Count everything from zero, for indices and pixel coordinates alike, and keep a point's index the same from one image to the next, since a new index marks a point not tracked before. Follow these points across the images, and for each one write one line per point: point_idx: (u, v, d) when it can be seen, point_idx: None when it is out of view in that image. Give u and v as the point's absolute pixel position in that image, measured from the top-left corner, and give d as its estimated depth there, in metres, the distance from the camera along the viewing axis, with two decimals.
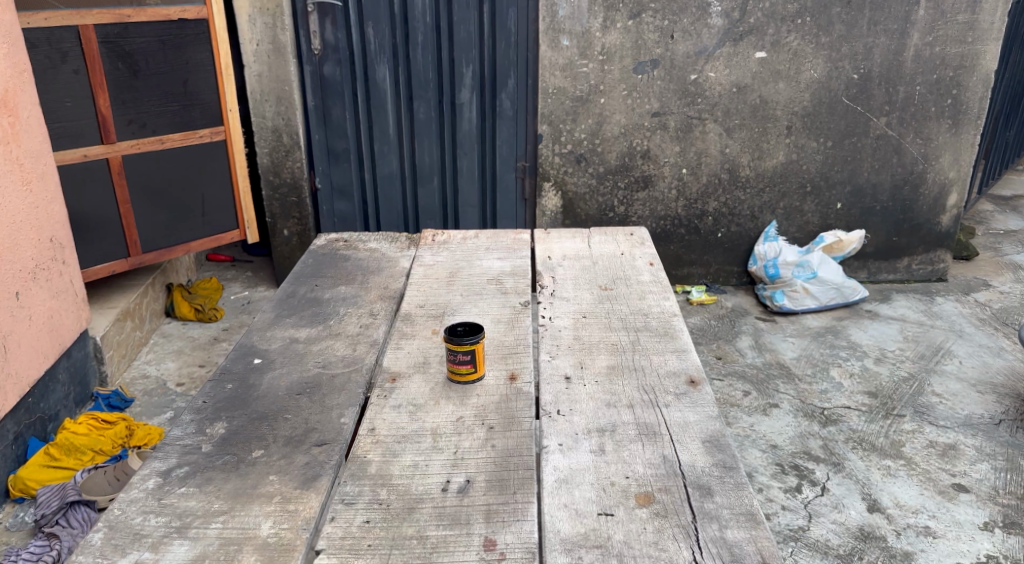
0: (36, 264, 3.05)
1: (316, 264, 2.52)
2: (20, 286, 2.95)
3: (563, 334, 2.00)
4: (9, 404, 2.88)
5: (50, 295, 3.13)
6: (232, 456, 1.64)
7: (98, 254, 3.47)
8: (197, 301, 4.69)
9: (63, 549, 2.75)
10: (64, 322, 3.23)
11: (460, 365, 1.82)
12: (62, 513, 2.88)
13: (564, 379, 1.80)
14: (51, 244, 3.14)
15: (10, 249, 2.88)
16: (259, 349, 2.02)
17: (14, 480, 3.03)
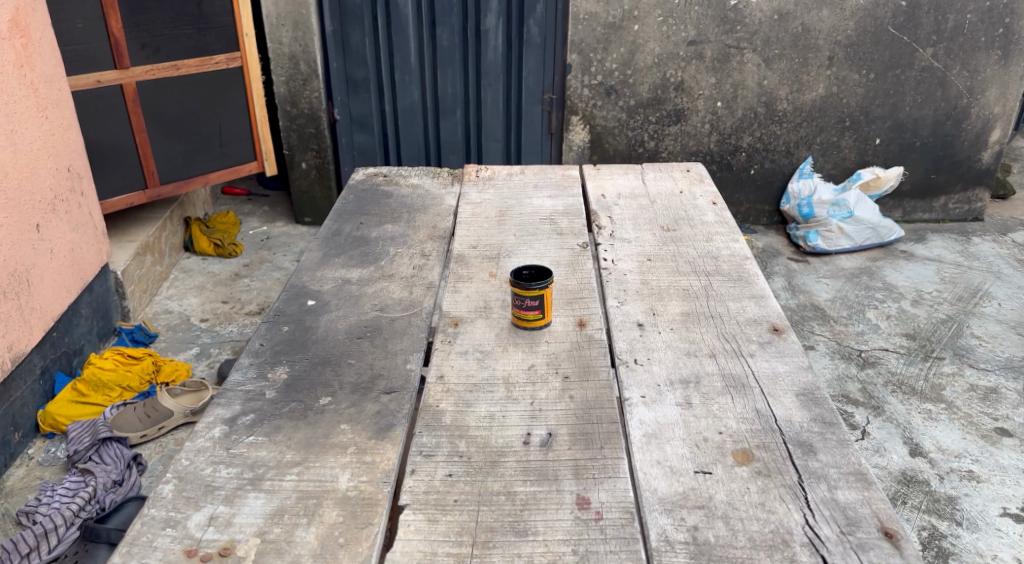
0: (55, 195, 2.96)
1: (358, 201, 2.40)
2: (40, 218, 2.87)
3: (629, 278, 1.93)
4: (35, 339, 2.85)
5: (70, 228, 3.04)
6: (299, 404, 1.59)
7: (115, 185, 3.35)
8: (216, 236, 4.59)
9: (97, 487, 2.69)
10: (85, 254, 3.15)
11: (528, 310, 1.74)
12: (95, 449, 2.83)
13: (638, 326, 1.74)
14: (70, 173, 3.04)
15: (28, 178, 2.79)
16: (312, 290, 1.95)
17: (43, 415, 2.99)
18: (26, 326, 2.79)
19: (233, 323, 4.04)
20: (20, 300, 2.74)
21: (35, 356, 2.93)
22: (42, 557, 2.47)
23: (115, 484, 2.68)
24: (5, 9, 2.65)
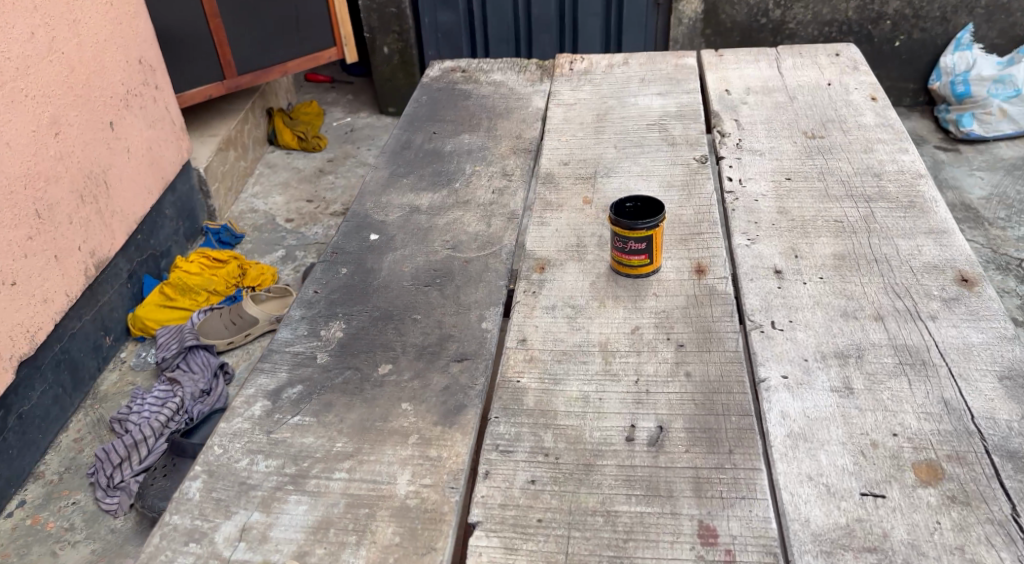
0: (128, 90, 2.76)
1: (431, 103, 2.07)
2: (114, 115, 2.68)
3: (761, 208, 1.56)
4: (116, 245, 2.71)
5: (144, 126, 2.84)
6: (354, 373, 1.31)
7: (193, 78, 3.11)
8: (300, 129, 4.30)
9: (184, 397, 2.50)
10: (161, 154, 2.96)
11: (633, 254, 1.41)
12: (182, 356, 2.64)
13: (775, 275, 1.40)
14: (142, 66, 2.83)
15: (95, 73, 2.59)
16: (376, 221, 1.64)
17: (133, 319, 2.80)
18: (108, 230, 2.67)
19: (318, 225, 3.78)
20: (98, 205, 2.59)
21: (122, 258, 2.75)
22: (131, 469, 2.31)
23: (202, 394, 2.48)
24: None
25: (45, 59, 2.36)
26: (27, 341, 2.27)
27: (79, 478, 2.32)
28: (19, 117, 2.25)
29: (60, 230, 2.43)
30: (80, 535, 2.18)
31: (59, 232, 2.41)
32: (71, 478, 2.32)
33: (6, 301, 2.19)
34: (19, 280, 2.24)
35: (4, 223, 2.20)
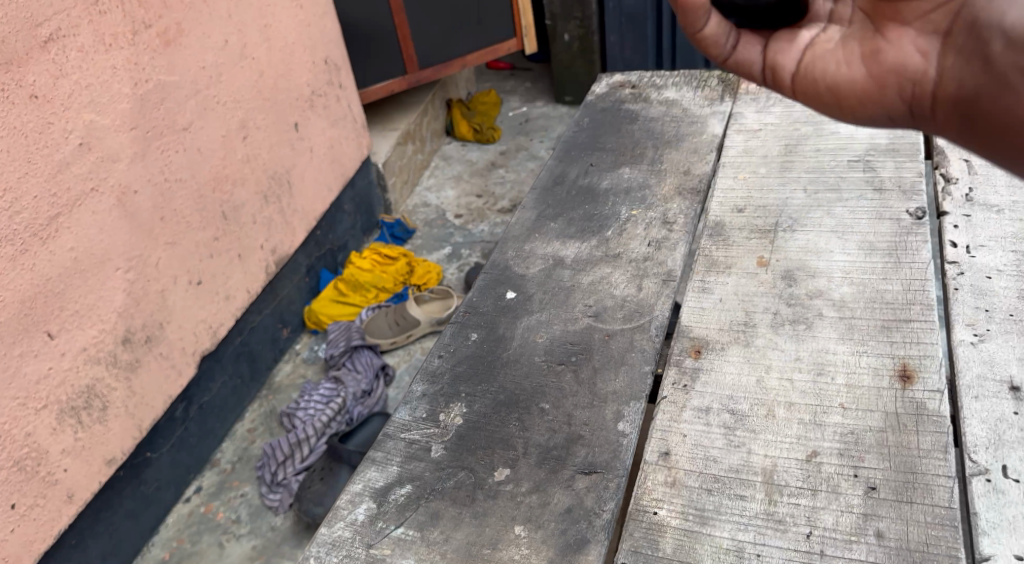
0: (313, 90, 2.79)
1: (592, 127, 1.83)
2: (298, 115, 2.70)
3: (997, 289, 1.20)
4: (297, 241, 2.77)
5: (329, 124, 2.89)
6: (468, 476, 1.11)
7: (380, 70, 3.43)
8: (476, 121, 4.11)
9: (348, 395, 2.47)
10: (344, 148, 3.10)
11: None
12: (349, 356, 2.65)
13: (1010, 394, 1.07)
14: (328, 65, 2.84)
15: (289, 68, 2.61)
16: (513, 276, 1.44)
17: (308, 314, 2.88)
18: (290, 226, 2.69)
19: (486, 222, 3.59)
20: (282, 202, 2.62)
21: (304, 256, 2.86)
22: (292, 469, 2.28)
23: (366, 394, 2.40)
24: None
25: (243, 65, 2.38)
26: (209, 337, 2.29)
27: (250, 470, 2.33)
28: (211, 122, 2.24)
29: (246, 228, 2.46)
30: (244, 530, 2.19)
31: (247, 230, 2.46)
32: (242, 470, 2.34)
33: (190, 299, 2.20)
34: (204, 280, 2.25)
35: (193, 224, 2.20)
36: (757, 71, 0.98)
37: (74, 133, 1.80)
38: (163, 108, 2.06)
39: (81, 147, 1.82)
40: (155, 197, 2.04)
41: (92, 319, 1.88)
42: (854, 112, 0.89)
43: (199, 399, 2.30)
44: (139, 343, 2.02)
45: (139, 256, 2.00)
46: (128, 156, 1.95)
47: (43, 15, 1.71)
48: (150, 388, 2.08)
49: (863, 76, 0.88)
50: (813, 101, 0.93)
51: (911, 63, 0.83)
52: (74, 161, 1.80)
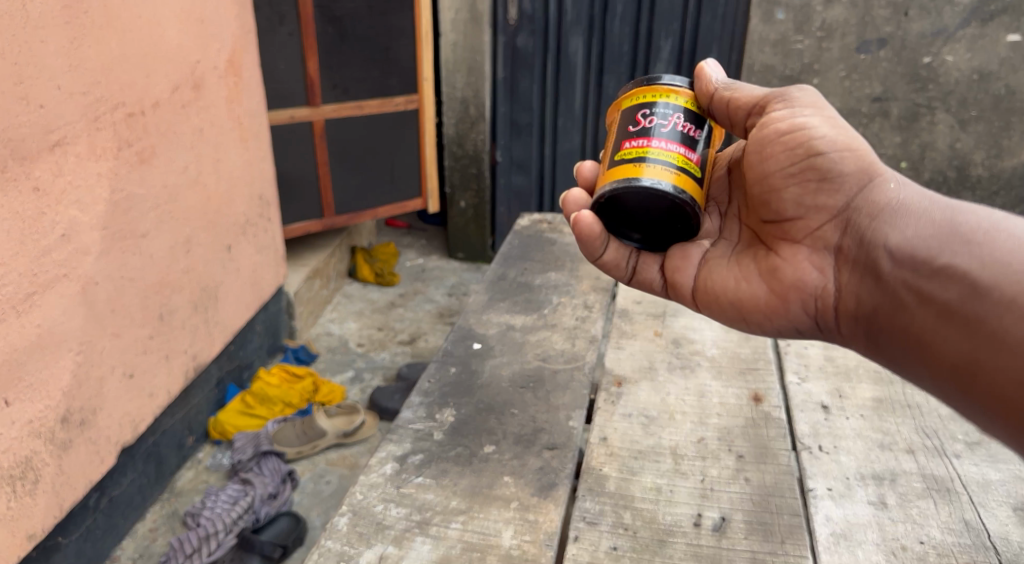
0: (247, 220, 3.37)
1: (521, 247, 2.42)
2: (232, 240, 3.24)
3: (810, 353, 1.80)
4: (216, 350, 3.16)
5: (255, 251, 3.45)
6: (465, 448, 1.54)
7: (300, 212, 3.95)
8: (379, 265, 4.64)
9: (255, 497, 2.85)
10: (266, 275, 3.57)
11: (681, 151, 1.41)
12: (256, 462, 3.04)
13: (822, 409, 1.61)
14: (260, 201, 3.47)
15: (227, 203, 3.18)
16: (477, 333, 1.94)
17: (213, 424, 3.22)
18: (210, 337, 3.12)
19: (386, 351, 4.02)
20: (207, 314, 3.06)
21: (213, 366, 3.21)
22: (202, 559, 2.60)
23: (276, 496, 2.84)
24: (226, 50, 3.10)
25: (190, 188, 2.91)
26: (131, 430, 2.64)
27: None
28: (163, 234, 2.75)
29: (176, 332, 2.87)
30: None
31: (173, 336, 2.85)
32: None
33: (121, 391, 2.58)
34: (135, 374, 2.64)
35: (134, 320, 2.62)
36: (664, 282, 1.63)
37: (60, 226, 2.27)
38: (128, 217, 2.56)
39: (63, 238, 2.28)
40: (111, 290, 2.49)
41: (43, 394, 2.23)
42: (756, 312, 1.52)
43: (109, 486, 2.64)
44: (74, 425, 2.36)
45: (90, 342, 2.40)
46: (100, 248, 2.43)
47: (56, 124, 2.22)
48: (75, 470, 2.39)
49: (765, 289, 1.50)
50: (720, 305, 1.56)
51: (808, 277, 1.45)
52: (54, 249, 2.25)
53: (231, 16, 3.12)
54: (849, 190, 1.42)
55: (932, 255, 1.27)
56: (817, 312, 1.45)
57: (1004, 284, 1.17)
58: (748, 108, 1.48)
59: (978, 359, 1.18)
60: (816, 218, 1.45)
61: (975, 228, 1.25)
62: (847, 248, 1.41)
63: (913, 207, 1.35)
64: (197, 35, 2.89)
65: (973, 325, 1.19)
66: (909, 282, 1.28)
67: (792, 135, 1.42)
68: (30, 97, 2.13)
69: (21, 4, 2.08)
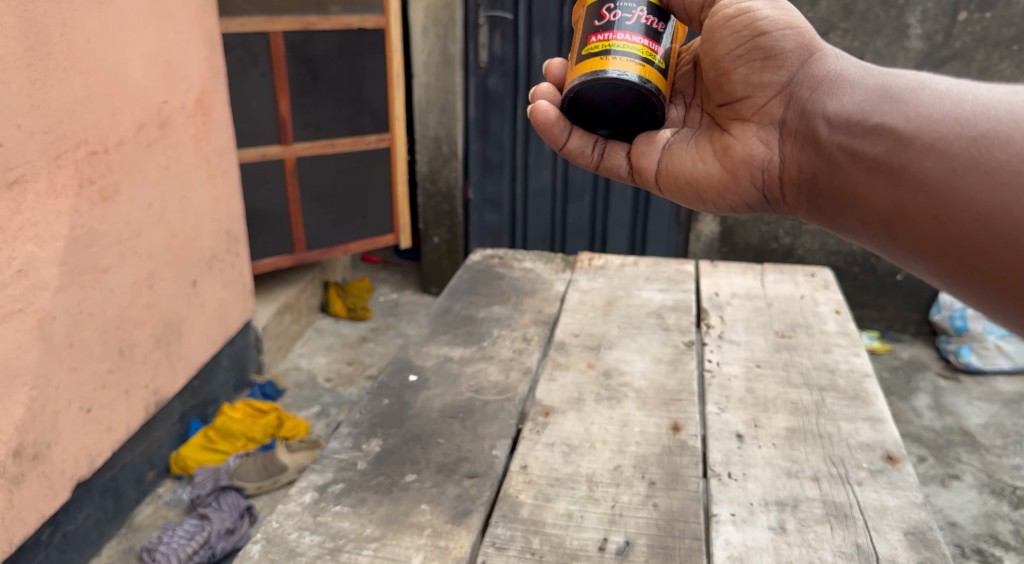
0: (213, 255, 3.42)
1: (471, 280, 2.48)
2: (198, 274, 3.29)
3: (733, 384, 1.87)
4: (178, 385, 3.19)
5: (221, 286, 3.50)
6: (386, 478, 1.59)
7: (269, 248, 4.00)
8: (351, 300, 4.69)
9: (211, 533, 2.86)
10: (232, 310, 3.61)
11: (645, 43, 1.50)
12: (215, 496, 3.04)
13: (736, 437, 1.68)
14: (228, 236, 3.53)
15: (193, 239, 3.24)
16: (415, 365, 1.99)
17: (174, 458, 3.24)
18: (173, 371, 3.15)
19: (354, 386, 4.05)
20: (170, 347, 3.09)
21: (176, 400, 3.23)
22: None
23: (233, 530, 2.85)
24: (194, 90, 3.18)
25: (155, 225, 2.97)
26: (87, 464, 2.66)
27: None
28: (125, 270, 2.80)
29: (137, 366, 2.90)
30: None
31: (134, 368, 2.88)
32: None
33: (77, 425, 2.60)
34: (92, 408, 2.67)
35: (93, 354, 2.66)
36: (628, 171, 1.72)
37: (17, 260, 2.32)
38: (89, 251, 2.61)
39: (19, 272, 2.33)
40: (68, 324, 2.53)
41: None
42: (710, 187, 1.63)
43: (64, 520, 2.64)
44: (27, 458, 2.38)
45: (45, 376, 2.44)
46: (58, 283, 2.47)
47: (16, 161, 2.28)
48: (27, 504, 2.40)
49: (717, 166, 1.62)
50: (677, 186, 1.66)
51: (755, 153, 1.57)
52: (10, 283, 2.30)
53: (200, 57, 3.20)
54: (792, 68, 1.51)
55: (864, 115, 1.34)
56: (765, 184, 1.57)
57: (925, 133, 1.22)
58: (704, 3, 1.56)
59: (902, 204, 1.23)
60: (763, 96, 1.55)
61: (904, 87, 1.31)
62: (791, 122, 1.51)
63: (849, 77, 1.43)
64: (165, 76, 2.97)
65: (897, 173, 1.24)
66: (843, 144, 1.36)
67: (737, 20, 1.53)
68: None
69: None
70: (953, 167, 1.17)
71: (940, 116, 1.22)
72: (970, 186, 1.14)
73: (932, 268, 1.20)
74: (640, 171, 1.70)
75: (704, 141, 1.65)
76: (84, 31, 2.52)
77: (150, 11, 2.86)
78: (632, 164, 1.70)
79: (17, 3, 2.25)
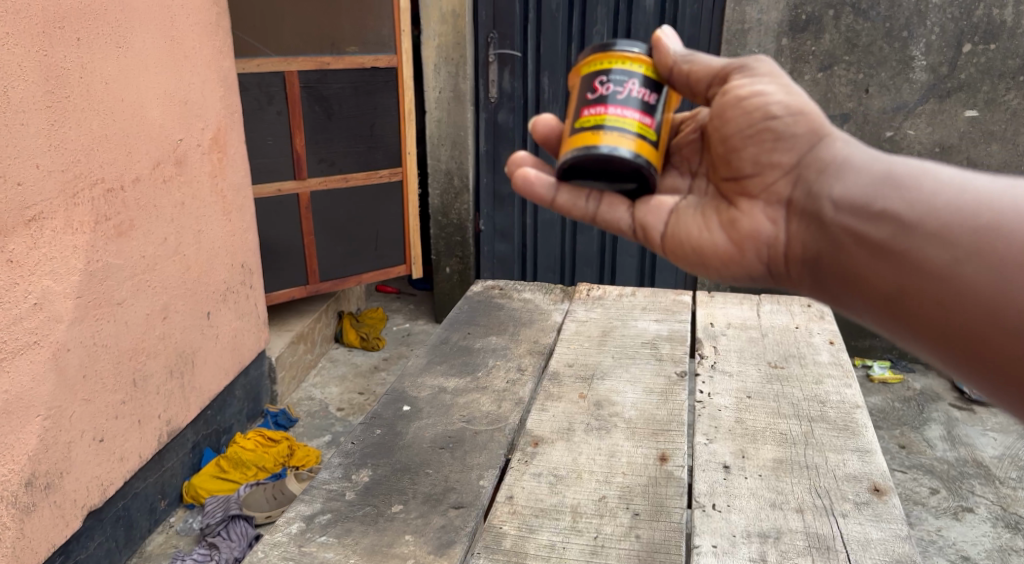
0: (227, 288, 3.47)
1: (470, 311, 2.50)
2: (212, 306, 3.34)
3: (722, 415, 1.87)
4: (191, 415, 3.23)
5: (235, 318, 3.55)
6: (372, 508, 1.61)
7: (283, 280, 4.05)
8: (364, 329, 4.73)
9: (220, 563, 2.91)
10: (246, 340, 3.66)
11: (639, 118, 1.51)
12: (224, 526, 3.08)
13: (723, 468, 1.69)
14: (242, 269, 3.59)
15: (207, 271, 3.30)
16: (409, 396, 2.01)
17: (187, 487, 3.27)
18: (185, 402, 3.19)
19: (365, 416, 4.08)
20: (183, 379, 3.14)
21: (189, 430, 3.27)
22: None
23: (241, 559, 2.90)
24: (209, 129, 3.25)
25: (171, 260, 3.04)
26: (99, 494, 2.70)
27: None
28: (140, 303, 2.86)
29: (150, 398, 2.95)
30: None
31: (147, 400, 2.93)
32: None
33: (90, 455, 2.65)
34: (105, 438, 2.72)
35: (106, 386, 2.71)
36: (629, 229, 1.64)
37: (33, 295, 2.38)
38: (104, 285, 2.67)
39: (35, 306, 2.39)
40: (82, 357, 2.58)
41: (8, 458, 2.31)
42: (714, 260, 1.56)
43: (75, 549, 2.65)
44: (39, 488, 2.43)
45: (58, 408, 2.49)
46: (72, 317, 2.53)
47: (32, 201, 2.36)
48: (38, 534, 2.44)
49: (722, 237, 1.56)
50: (681, 254, 1.60)
51: (762, 228, 1.51)
52: (26, 317, 2.36)
53: (216, 97, 3.28)
54: (801, 147, 1.48)
55: (869, 199, 1.35)
56: (771, 260, 1.52)
57: (929, 222, 1.26)
58: (709, 80, 1.56)
59: (905, 287, 1.27)
60: (771, 173, 1.51)
61: (907, 172, 1.33)
62: (798, 199, 1.47)
63: (855, 158, 1.42)
64: (181, 115, 3.05)
65: (900, 259, 1.28)
66: (849, 226, 1.36)
67: (749, 99, 1.50)
68: (8, 177, 2.26)
69: (3, 92, 2.22)
70: (955, 256, 1.22)
71: (943, 209, 1.26)
72: (971, 275, 1.20)
73: (935, 352, 1.26)
74: (643, 229, 1.63)
75: (710, 211, 1.60)
76: (102, 74, 2.60)
77: (167, 53, 2.94)
78: (637, 222, 1.63)
79: (36, 50, 2.34)
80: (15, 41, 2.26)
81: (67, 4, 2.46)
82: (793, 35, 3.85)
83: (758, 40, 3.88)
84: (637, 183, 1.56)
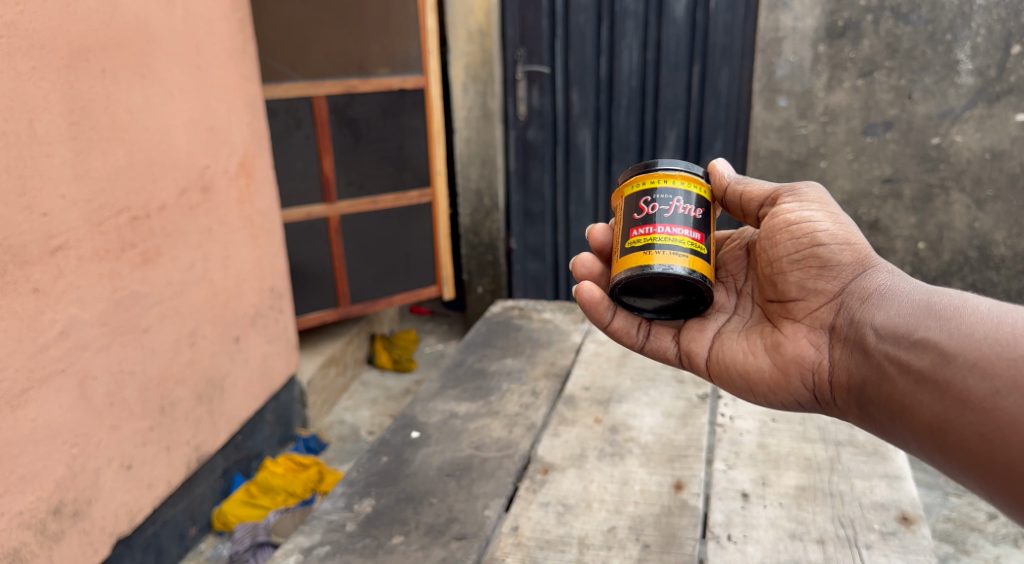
0: (256, 312, 3.47)
1: (488, 332, 2.45)
2: (241, 330, 3.34)
3: (744, 440, 1.78)
4: (220, 441, 3.22)
5: (264, 341, 3.54)
6: (372, 540, 1.56)
7: (314, 304, 4.04)
8: (396, 352, 4.70)
9: None
10: (276, 365, 3.64)
11: (689, 234, 1.62)
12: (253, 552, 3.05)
13: (741, 496, 1.60)
14: (272, 293, 3.58)
15: (235, 296, 3.30)
16: (419, 422, 1.96)
17: (216, 513, 3.25)
18: (215, 428, 3.19)
19: None
20: (211, 405, 3.13)
21: (218, 456, 3.25)
22: None
23: None
24: (236, 155, 3.27)
25: (196, 285, 3.02)
26: (127, 521, 2.69)
27: None
28: (167, 329, 2.86)
29: (178, 424, 2.94)
30: None
31: (175, 427, 2.92)
32: None
33: (117, 482, 2.64)
34: (133, 465, 2.71)
35: (133, 413, 2.69)
36: (675, 356, 1.82)
37: (60, 321, 2.39)
38: (130, 313, 2.67)
39: (61, 334, 2.39)
40: (110, 384, 2.58)
41: (35, 486, 2.31)
42: (761, 380, 1.67)
43: None
44: (67, 515, 2.43)
45: (84, 435, 2.48)
46: (100, 341, 2.54)
47: (58, 229, 2.37)
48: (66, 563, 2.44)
49: (766, 361, 1.67)
50: (728, 378, 1.73)
51: (807, 354, 1.61)
52: (52, 345, 2.36)
53: (243, 123, 3.30)
54: (845, 279, 1.60)
55: (909, 329, 1.41)
56: (815, 386, 1.60)
57: (967, 351, 1.29)
58: (759, 200, 1.75)
59: (947, 418, 1.28)
60: (815, 300, 1.64)
61: (947, 305, 1.38)
62: (840, 327, 1.57)
63: (899, 291, 1.50)
64: (207, 142, 3.06)
65: (941, 388, 1.30)
66: (890, 355, 1.41)
67: (798, 227, 1.66)
68: (33, 206, 2.28)
69: (28, 122, 2.25)
70: (997, 388, 1.23)
71: (983, 336, 1.29)
72: (1013, 408, 1.21)
73: (982, 485, 1.24)
74: (688, 355, 1.80)
75: (756, 334, 1.73)
76: (126, 103, 2.61)
77: (192, 83, 2.95)
78: (683, 350, 1.81)
79: (62, 82, 2.36)
80: (42, 74, 2.29)
81: (91, 37, 2.47)
82: (830, 41, 3.74)
83: (794, 48, 3.79)
84: (690, 294, 1.67)
